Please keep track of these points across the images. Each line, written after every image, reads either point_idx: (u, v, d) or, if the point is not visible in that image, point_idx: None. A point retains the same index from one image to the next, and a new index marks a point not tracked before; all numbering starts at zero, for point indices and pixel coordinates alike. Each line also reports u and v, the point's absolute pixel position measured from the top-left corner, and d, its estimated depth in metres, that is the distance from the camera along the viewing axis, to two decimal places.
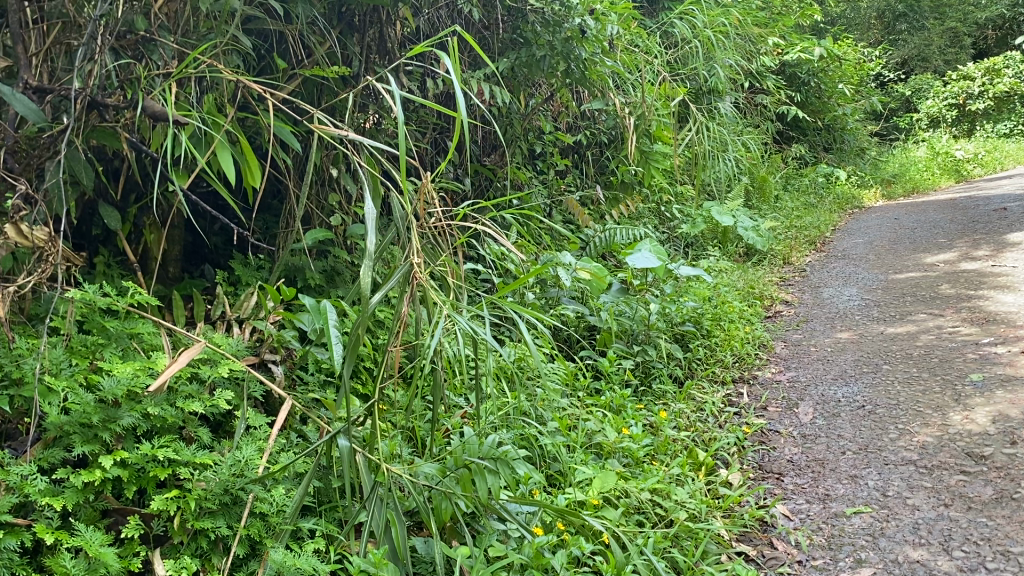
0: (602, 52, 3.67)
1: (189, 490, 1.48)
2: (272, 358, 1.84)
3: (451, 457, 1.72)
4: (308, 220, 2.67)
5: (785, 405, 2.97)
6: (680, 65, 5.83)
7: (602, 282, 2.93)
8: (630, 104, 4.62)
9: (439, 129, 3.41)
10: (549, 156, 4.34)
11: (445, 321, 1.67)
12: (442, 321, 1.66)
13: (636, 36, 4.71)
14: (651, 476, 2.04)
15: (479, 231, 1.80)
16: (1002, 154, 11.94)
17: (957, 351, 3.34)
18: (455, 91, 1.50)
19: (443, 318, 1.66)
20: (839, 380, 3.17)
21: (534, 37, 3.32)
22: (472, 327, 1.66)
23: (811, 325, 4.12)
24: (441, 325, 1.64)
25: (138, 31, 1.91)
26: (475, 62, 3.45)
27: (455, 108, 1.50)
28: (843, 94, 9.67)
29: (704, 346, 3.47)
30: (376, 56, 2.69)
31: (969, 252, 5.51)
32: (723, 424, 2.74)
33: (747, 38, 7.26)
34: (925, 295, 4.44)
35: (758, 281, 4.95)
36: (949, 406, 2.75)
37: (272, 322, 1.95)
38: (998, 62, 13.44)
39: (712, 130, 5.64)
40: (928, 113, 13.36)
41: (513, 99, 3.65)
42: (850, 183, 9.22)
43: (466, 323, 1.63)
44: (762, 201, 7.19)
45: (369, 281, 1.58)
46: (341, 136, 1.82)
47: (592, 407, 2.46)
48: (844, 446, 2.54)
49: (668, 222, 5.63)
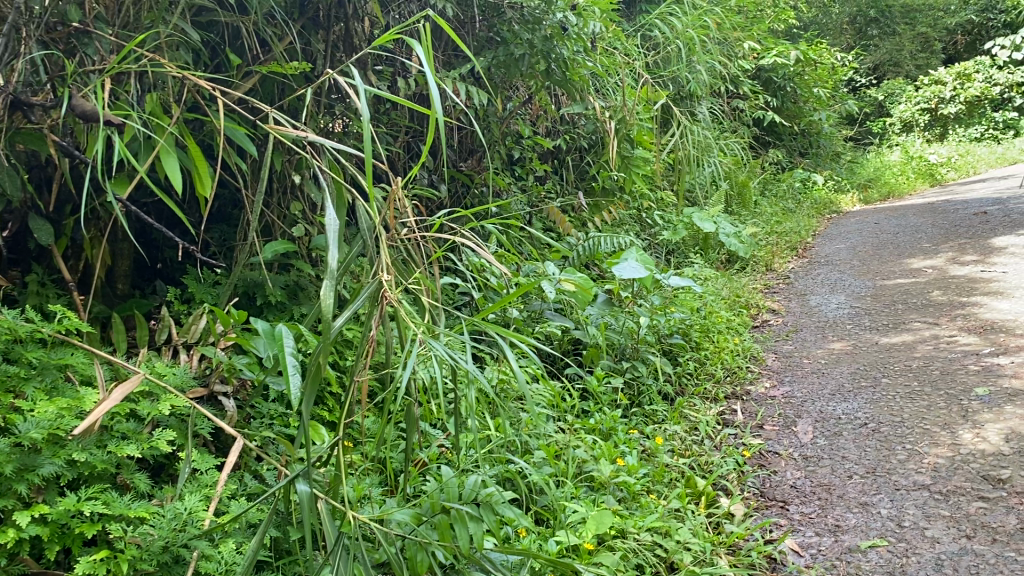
0: (583, 52, 3.49)
1: (122, 549, 1.26)
2: (222, 389, 1.64)
3: (427, 501, 1.52)
4: (268, 231, 2.48)
5: (783, 423, 2.79)
6: (660, 68, 5.68)
7: (589, 293, 2.75)
8: (610, 108, 4.46)
9: (413, 133, 3.22)
10: (527, 162, 4.15)
11: (417, 346, 1.45)
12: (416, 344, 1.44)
13: (616, 37, 4.55)
14: (649, 513, 1.85)
15: (461, 243, 1.59)
16: (975, 158, 11.92)
17: (958, 363, 3.19)
18: (435, 86, 1.28)
19: (417, 343, 1.44)
20: (838, 395, 3.00)
21: (512, 35, 3.14)
22: (450, 352, 1.43)
23: (801, 335, 3.96)
24: (415, 350, 1.43)
25: (71, 22, 1.69)
26: (450, 60, 3.27)
27: (434, 107, 1.29)
28: (819, 99, 9.58)
29: (694, 360, 3.29)
30: (342, 54, 2.49)
31: (957, 257, 5.38)
32: (720, 446, 2.56)
33: (725, 42, 7.13)
34: (917, 302, 4.29)
35: (744, 290, 4.80)
36: (958, 424, 2.58)
37: (222, 348, 1.74)
38: (969, 67, 13.44)
39: (694, 134, 5.48)
40: (901, 117, 13.33)
41: (490, 101, 3.47)
42: (827, 188, 9.13)
43: (444, 348, 1.42)
44: (742, 208, 7.06)
45: (330, 303, 1.38)
46: (301, 136, 1.61)
47: (581, 432, 2.27)
48: (850, 469, 2.36)
49: (649, 229, 5.47)
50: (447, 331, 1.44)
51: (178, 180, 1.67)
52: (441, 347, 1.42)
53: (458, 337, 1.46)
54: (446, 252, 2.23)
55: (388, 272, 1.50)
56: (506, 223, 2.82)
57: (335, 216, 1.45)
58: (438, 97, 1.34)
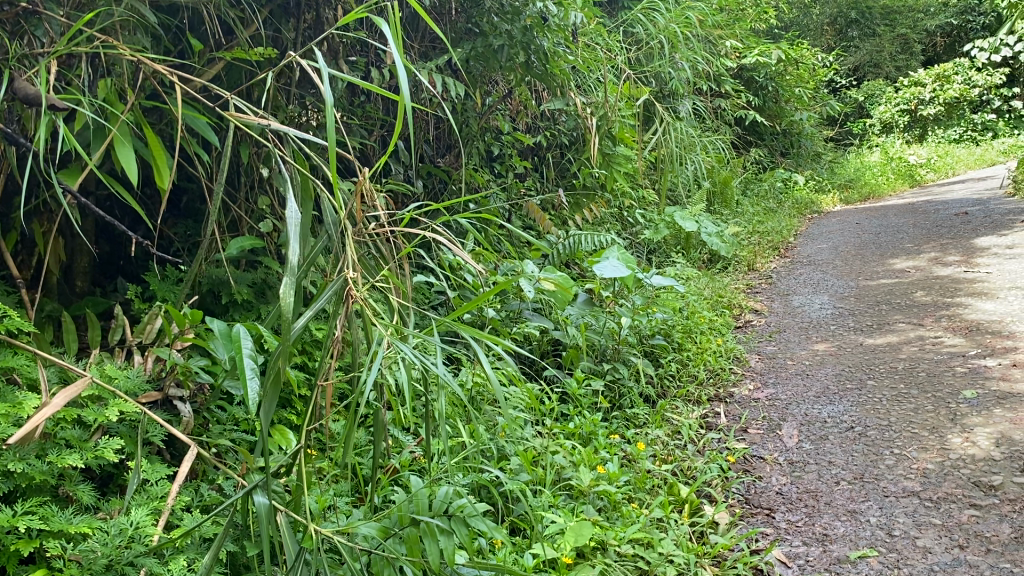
0: (564, 44, 3.40)
1: (60, 569, 1.16)
2: (178, 393, 1.54)
3: (395, 513, 1.42)
4: (235, 227, 2.38)
5: (767, 427, 2.72)
6: (642, 64, 5.61)
7: (569, 292, 2.65)
8: (591, 104, 4.39)
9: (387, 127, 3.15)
10: (506, 158, 4.07)
11: (382, 347, 1.35)
12: (382, 345, 1.34)
13: (597, 32, 4.47)
14: (631, 523, 1.76)
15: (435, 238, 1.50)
16: (954, 159, 11.96)
17: (944, 364, 3.13)
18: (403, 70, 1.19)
19: (383, 343, 1.33)
20: (823, 397, 2.93)
21: (491, 26, 3.05)
22: (419, 353, 1.33)
23: (784, 335, 3.90)
24: (381, 352, 1.32)
25: (18, 2, 1.58)
26: (427, 52, 3.18)
27: (402, 95, 1.20)
28: (801, 98, 9.55)
29: (676, 361, 3.22)
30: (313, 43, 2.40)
31: (939, 257, 5.35)
32: (703, 451, 2.47)
33: (706, 40, 7.07)
34: (900, 303, 4.24)
35: (726, 290, 4.73)
36: (947, 428, 2.52)
37: (179, 350, 1.64)
38: (949, 69, 13.48)
39: (676, 131, 5.42)
40: (881, 118, 13.34)
41: (468, 94, 3.38)
42: (808, 187, 9.10)
43: (412, 348, 1.32)
44: (724, 207, 7.02)
45: (289, 302, 1.28)
46: (264, 124, 1.52)
47: (559, 438, 2.18)
48: (837, 475, 2.29)
49: (630, 228, 5.40)
50: (417, 331, 1.34)
51: (133, 171, 1.57)
52: (409, 348, 1.32)
53: (428, 338, 1.36)
54: (419, 249, 2.11)
55: (354, 269, 1.41)
56: (483, 219, 2.72)
57: (296, 208, 1.36)
58: (406, 82, 1.25)
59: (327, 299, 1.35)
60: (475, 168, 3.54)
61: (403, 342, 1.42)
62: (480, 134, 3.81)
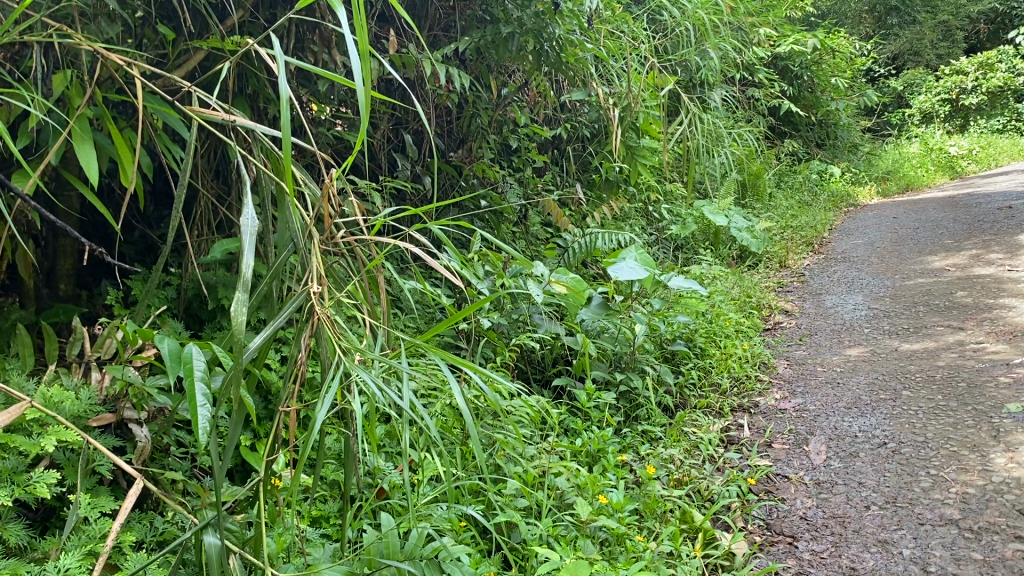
0: (581, 31, 3.23)
1: None
2: (134, 415, 1.41)
3: (364, 556, 1.29)
4: (225, 228, 2.25)
5: (794, 442, 2.54)
6: (669, 53, 5.41)
7: (581, 297, 2.61)
8: (615, 95, 4.23)
9: (396, 120, 3.07)
10: (524, 152, 3.91)
11: (343, 372, 1.17)
12: (338, 373, 1.17)
13: (621, 20, 4.28)
14: (635, 561, 1.60)
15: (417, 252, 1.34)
16: (996, 150, 11.58)
17: (986, 374, 2.92)
18: (347, 49, 1.09)
19: (341, 370, 1.16)
20: (854, 409, 2.74)
21: (503, 14, 2.90)
22: (379, 384, 1.15)
23: (815, 338, 3.71)
24: (337, 381, 1.15)
25: None
26: (436, 41, 3.05)
27: (351, 78, 1.09)
28: (837, 88, 9.26)
29: (698, 368, 3.08)
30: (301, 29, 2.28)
31: (982, 254, 5.10)
32: (722, 470, 2.31)
33: (739, 28, 6.84)
34: (939, 304, 4.03)
35: (755, 289, 4.54)
36: (989, 446, 2.32)
37: (140, 367, 1.51)
38: (992, 57, 13.11)
39: (705, 122, 5.23)
40: (921, 108, 12.97)
41: (481, 85, 3.22)
42: (845, 179, 8.83)
43: (374, 378, 1.15)
44: (757, 200, 6.80)
45: (238, 320, 1.13)
46: (227, 121, 1.38)
47: (566, 457, 2.02)
48: (867, 498, 2.11)
49: (656, 223, 5.24)
50: (380, 358, 1.16)
51: (92, 172, 1.44)
52: (369, 375, 1.15)
53: (393, 363, 1.18)
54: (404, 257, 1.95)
55: (319, 282, 1.26)
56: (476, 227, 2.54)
57: (252, 215, 1.21)
58: (360, 66, 1.14)
59: (286, 316, 1.20)
60: (490, 164, 3.38)
61: (370, 369, 1.25)
62: (495, 127, 3.66)
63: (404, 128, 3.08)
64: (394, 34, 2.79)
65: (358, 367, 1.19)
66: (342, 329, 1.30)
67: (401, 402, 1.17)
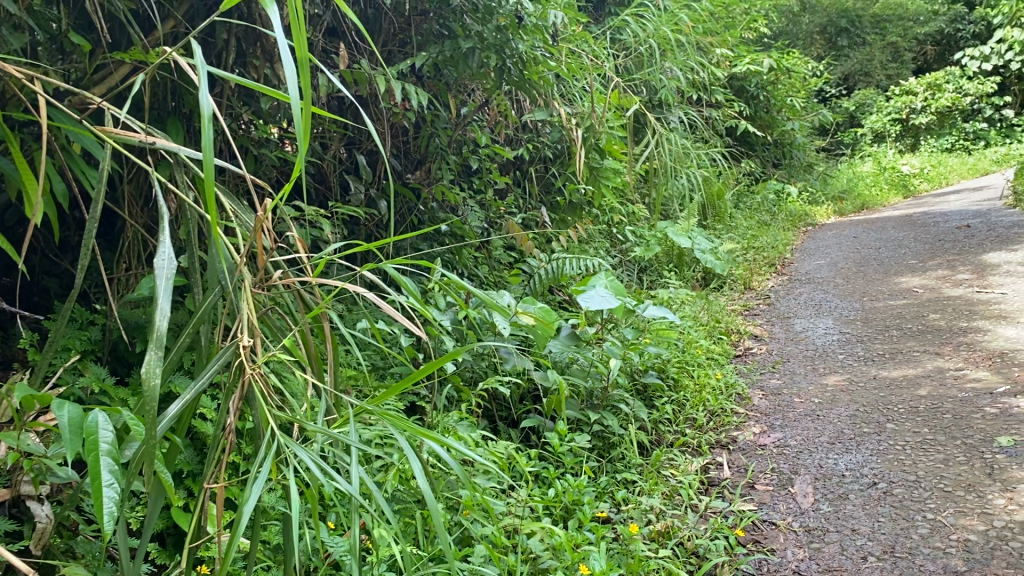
0: (544, 46, 3.06)
1: None
2: (31, 491, 1.22)
3: None
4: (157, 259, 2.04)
5: (777, 482, 2.37)
6: (631, 72, 5.28)
7: (550, 329, 2.48)
8: (577, 115, 4.11)
9: (349, 141, 2.89)
10: (485, 173, 3.74)
11: (277, 449, 0.98)
12: (273, 448, 0.98)
13: (582, 38, 4.15)
14: None
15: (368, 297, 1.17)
16: (947, 169, 11.70)
17: (970, 404, 2.79)
18: (279, 54, 0.91)
19: (275, 445, 0.97)
20: (838, 445, 2.58)
21: (462, 28, 2.73)
22: (322, 465, 0.97)
23: (788, 365, 3.57)
24: (269, 461, 0.96)
25: None
26: (392, 57, 2.87)
27: (283, 94, 0.91)
28: (793, 108, 9.25)
29: (671, 402, 2.92)
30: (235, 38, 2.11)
31: (948, 274, 5.03)
32: (705, 518, 2.13)
33: (697, 47, 6.75)
34: (912, 327, 3.92)
35: (723, 313, 4.41)
36: (985, 486, 2.18)
37: (43, 427, 1.30)
38: (940, 78, 13.30)
39: (668, 141, 5.11)
40: (872, 128, 13.07)
41: (438, 104, 3.05)
42: (802, 200, 8.80)
43: (314, 455, 0.97)
44: (718, 221, 6.71)
45: (152, 386, 0.94)
46: (147, 144, 1.18)
47: (538, 513, 1.83)
48: (864, 548, 1.95)
49: (619, 245, 5.10)
50: (322, 432, 0.98)
51: None
52: (308, 454, 0.96)
53: (336, 436, 0.98)
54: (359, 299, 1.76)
55: (252, 335, 1.08)
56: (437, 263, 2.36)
57: (168, 258, 1.01)
58: (295, 77, 0.95)
59: (210, 379, 1.01)
60: (450, 186, 3.20)
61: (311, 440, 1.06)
62: (454, 148, 3.48)
63: (358, 148, 2.89)
64: (347, 49, 2.61)
65: (296, 442, 0.99)
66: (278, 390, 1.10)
67: (349, 485, 0.98)
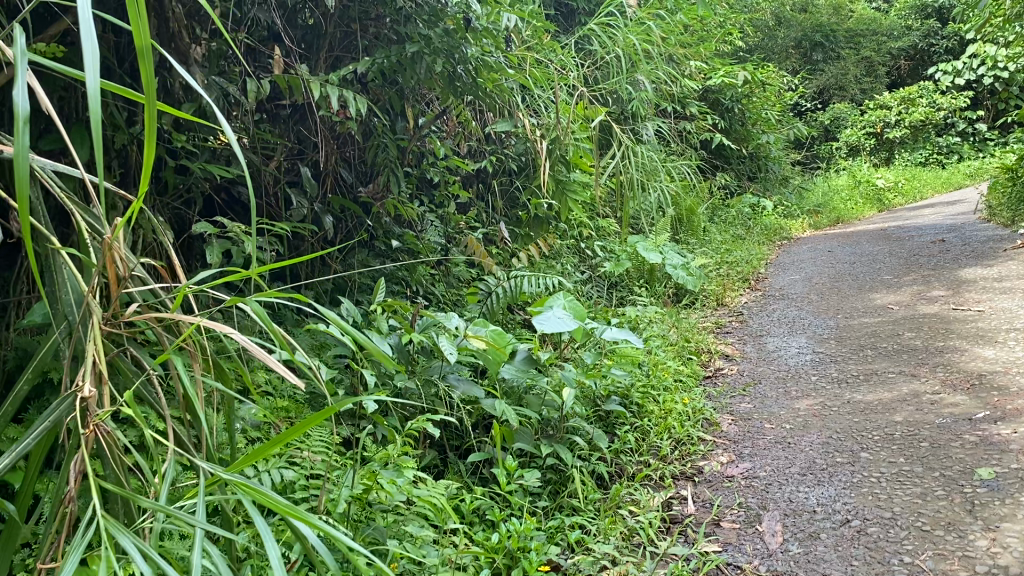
0: (499, 51, 2.89)
1: None
2: None
3: None
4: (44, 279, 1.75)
5: (745, 520, 2.21)
6: (599, 83, 5.13)
7: (501, 353, 2.32)
8: (543, 126, 3.95)
9: (292, 153, 2.71)
10: (443, 186, 3.57)
11: (93, 534, 0.77)
12: (92, 532, 0.78)
13: (547, 46, 3.99)
14: None
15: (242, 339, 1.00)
16: (921, 183, 11.67)
17: (949, 432, 2.63)
18: (81, 33, 0.72)
19: (95, 527, 0.78)
20: (809, 476, 2.42)
21: (410, 31, 2.56)
22: (149, 556, 0.78)
23: (760, 388, 3.41)
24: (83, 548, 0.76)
25: None
26: (337, 62, 2.69)
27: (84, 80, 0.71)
28: (767, 121, 9.15)
29: (635, 431, 2.75)
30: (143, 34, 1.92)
31: (924, 291, 4.90)
32: (664, 564, 1.95)
33: (669, 59, 6.62)
34: (887, 347, 3.78)
35: (692, 332, 4.25)
36: (966, 525, 2.02)
37: None
38: (913, 92, 13.31)
39: (638, 154, 4.96)
40: (847, 142, 13.02)
41: (387, 113, 2.88)
42: (777, 214, 8.69)
43: (136, 540, 0.79)
44: (691, 235, 6.56)
45: None
46: None
47: (477, 562, 1.74)
48: None
49: (589, 261, 4.97)
50: (154, 510, 0.79)
51: None
52: (129, 542, 0.78)
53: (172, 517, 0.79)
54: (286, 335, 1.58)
55: (96, 384, 0.91)
56: (384, 294, 2.26)
57: None
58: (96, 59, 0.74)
59: (35, 437, 0.84)
60: (402, 201, 3.03)
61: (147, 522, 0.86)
62: (410, 160, 3.31)
63: (300, 160, 2.71)
64: (283, 51, 2.44)
65: (121, 528, 0.80)
66: (122, 451, 0.92)
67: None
